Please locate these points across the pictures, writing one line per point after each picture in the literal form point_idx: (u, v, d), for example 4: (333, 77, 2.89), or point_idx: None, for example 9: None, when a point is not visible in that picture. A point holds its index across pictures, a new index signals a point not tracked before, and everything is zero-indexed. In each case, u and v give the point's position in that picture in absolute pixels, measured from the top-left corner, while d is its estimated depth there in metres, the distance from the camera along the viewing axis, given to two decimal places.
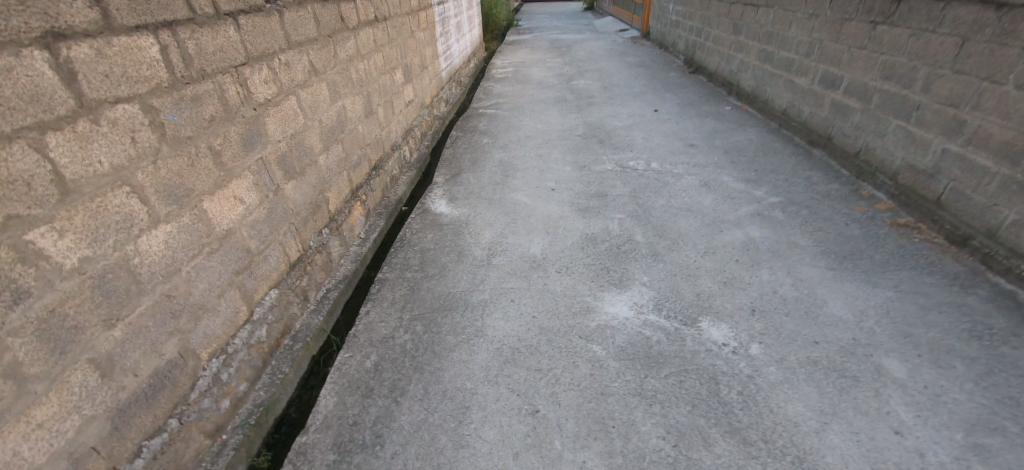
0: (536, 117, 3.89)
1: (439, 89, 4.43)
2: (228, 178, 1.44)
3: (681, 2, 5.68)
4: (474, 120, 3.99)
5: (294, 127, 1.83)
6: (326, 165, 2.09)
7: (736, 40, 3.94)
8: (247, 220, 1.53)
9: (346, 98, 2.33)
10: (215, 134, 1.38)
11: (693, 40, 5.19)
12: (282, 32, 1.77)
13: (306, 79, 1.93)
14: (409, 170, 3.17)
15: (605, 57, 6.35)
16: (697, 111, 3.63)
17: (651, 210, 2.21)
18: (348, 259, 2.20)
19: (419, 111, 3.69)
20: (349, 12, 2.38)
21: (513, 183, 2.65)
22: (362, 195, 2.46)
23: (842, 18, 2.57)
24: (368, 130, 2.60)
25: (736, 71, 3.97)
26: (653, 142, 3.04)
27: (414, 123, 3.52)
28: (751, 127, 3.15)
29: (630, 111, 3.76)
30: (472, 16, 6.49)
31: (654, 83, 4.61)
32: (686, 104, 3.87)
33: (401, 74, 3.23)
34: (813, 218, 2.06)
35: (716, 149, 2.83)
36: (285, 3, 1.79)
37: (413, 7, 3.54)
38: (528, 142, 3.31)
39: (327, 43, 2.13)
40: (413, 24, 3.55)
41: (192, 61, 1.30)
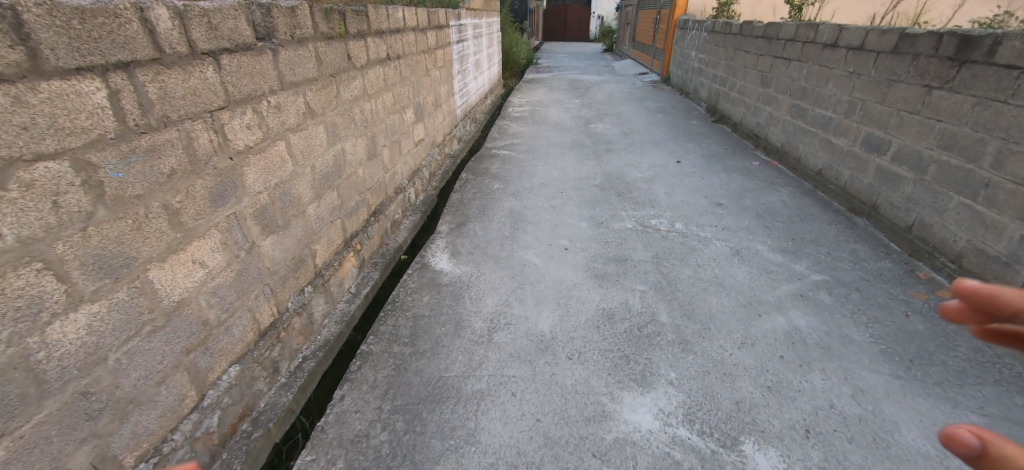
0: (551, 162, 3.70)
1: (453, 126, 4.28)
2: (187, 240, 1.23)
3: (704, 50, 5.58)
4: (487, 161, 3.81)
5: (280, 175, 1.64)
6: (315, 214, 1.88)
7: (765, 92, 3.76)
8: (208, 287, 1.31)
9: (347, 140, 2.14)
10: (174, 190, 1.19)
11: (717, 89, 5.03)
12: (275, 73, 1.60)
13: (299, 122, 1.75)
14: (413, 214, 2.96)
15: (624, 100, 6.24)
16: (723, 166, 3.41)
17: (677, 281, 1.95)
18: (333, 319, 1.96)
19: (429, 150, 3.52)
20: (358, 50, 2.23)
21: (523, 238, 2.41)
22: (357, 244, 2.24)
23: (889, 79, 2.36)
24: (369, 173, 2.41)
25: (764, 124, 3.76)
26: (677, 199, 2.81)
27: (423, 163, 3.35)
28: (784, 187, 2.91)
29: (651, 162, 3.55)
30: (492, 54, 6.46)
31: (675, 131, 4.43)
32: (710, 156, 3.65)
33: (412, 114, 3.07)
34: (865, 304, 1.78)
35: (747, 211, 2.58)
36: (280, 41, 1.63)
37: (429, 45, 3.42)
38: (541, 190, 3.09)
39: (330, 83, 1.97)
40: (429, 62, 3.44)
41: (152, 108, 1.12)
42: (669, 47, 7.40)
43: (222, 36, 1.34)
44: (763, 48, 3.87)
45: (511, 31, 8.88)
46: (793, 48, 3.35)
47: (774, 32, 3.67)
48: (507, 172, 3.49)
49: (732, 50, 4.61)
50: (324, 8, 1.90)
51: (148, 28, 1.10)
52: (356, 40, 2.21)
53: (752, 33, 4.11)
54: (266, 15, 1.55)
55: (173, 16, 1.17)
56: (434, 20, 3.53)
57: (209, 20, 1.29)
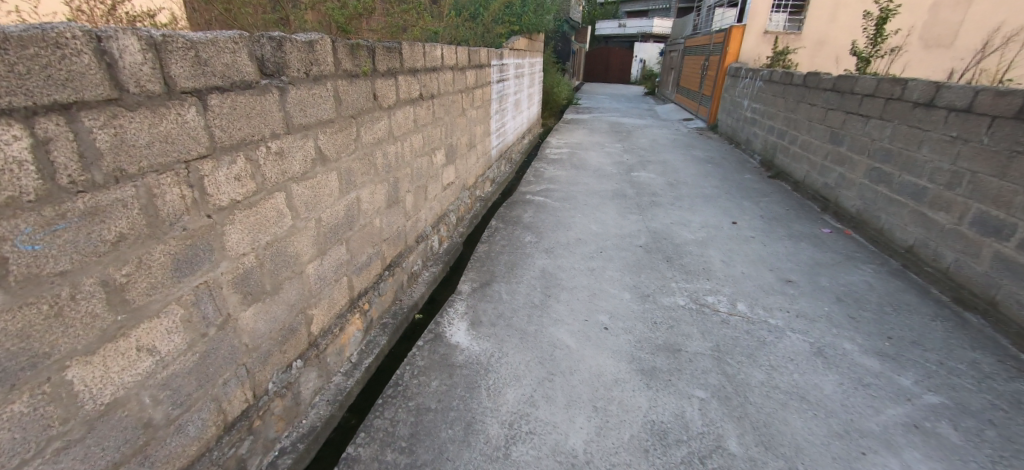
0: (590, 214, 3.39)
1: (487, 168, 4.06)
2: (131, 323, 0.98)
3: (761, 100, 5.23)
4: (519, 208, 3.53)
5: (274, 231, 1.38)
6: (316, 274, 1.62)
7: (837, 151, 3.39)
8: (158, 378, 1.05)
9: (365, 188, 1.90)
10: (120, 260, 0.94)
11: (776, 142, 4.65)
12: (281, 114, 1.37)
13: (306, 171, 1.51)
14: (434, 264, 2.68)
15: (669, 147, 5.92)
16: (786, 232, 3.01)
17: (746, 387, 1.56)
18: (324, 397, 1.65)
19: (458, 193, 3.27)
20: (386, 89, 2.01)
21: (556, 308, 2.07)
22: (364, 304, 1.95)
23: (1011, 149, 1.96)
24: (389, 223, 2.16)
25: (834, 186, 3.38)
26: (738, 271, 2.42)
27: (450, 208, 3.10)
28: (865, 263, 2.48)
29: (703, 222, 3.19)
30: (532, 93, 6.31)
31: (728, 187, 4.07)
32: (770, 220, 3.26)
33: (443, 156, 2.84)
34: (1008, 449, 1.33)
35: (825, 292, 2.17)
36: (291, 79, 1.41)
37: (467, 84, 3.23)
38: (578, 247, 2.76)
39: (350, 125, 1.74)
40: (466, 102, 3.24)
41: (99, 160, 0.89)
42: (718, 94, 7.09)
43: (212, 72, 1.12)
44: (834, 102, 3.54)
45: (553, 71, 8.82)
46: (873, 104, 3.01)
47: (849, 85, 3.35)
48: (542, 222, 3.19)
49: (795, 102, 4.27)
50: (350, 43, 1.70)
51: (107, 62, 0.89)
52: (386, 79, 2.00)
53: (821, 85, 3.79)
54: (276, 49, 1.34)
55: (146, 48, 0.96)
56: (474, 59, 3.36)
57: (197, 54, 1.08)
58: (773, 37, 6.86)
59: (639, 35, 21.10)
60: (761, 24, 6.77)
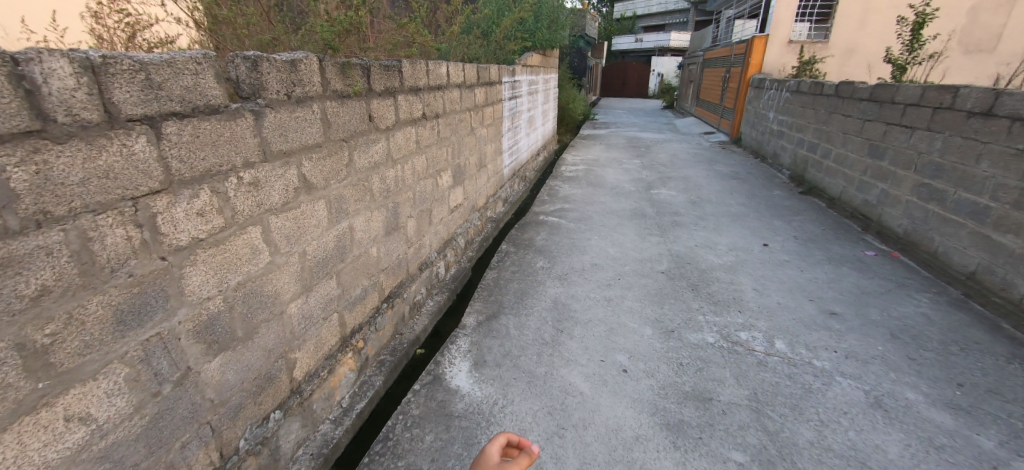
0: (607, 236, 3.19)
1: (499, 187, 3.92)
2: (55, 391, 0.85)
3: (789, 112, 4.99)
4: (532, 230, 3.36)
5: (247, 270, 1.24)
6: (300, 314, 1.47)
7: (879, 167, 3.23)
8: (95, 451, 0.91)
9: (358, 216, 1.76)
10: (42, 318, 0.82)
11: (809, 158, 4.42)
12: (257, 140, 1.23)
13: (288, 201, 1.36)
14: (439, 293, 2.51)
15: (691, 163, 5.69)
16: (824, 256, 2.80)
17: (790, 450, 1.34)
18: (308, 450, 1.49)
19: (467, 215, 3.13)
20: (384, 109, 1.87)
21: (569, 345, 1.87)
22: (358, 342, 1.79)
23: None
24: (388, 252, 2.01)
25: (875, 203, 3.25)
26: (773, 303, 2.22)
27: (459, 231, 2.95)
28: (920, 292, 2.36)
29: (731, 244, 2.99)
30: (547, 109, 6.17)
31: (757, 207, 3.85)
32: (805, 242, 3.03)
33: (449, 177, 2.70)
34: None
35: (878, 327, 1.96)
36: (269, 101, 1.26)
37: (476, 102, 3.09)
38: (595, 273, 2.57)
39: (341, 149, 1.60)
40: (475, 121, 3.10)
41: (15, 203, 0.76)
42: (741, 106, 6.85)
43: (168, 97, 0.99)
44: (872, 112, 3.38)
45: (569, 87, 8.72)
46: (919, 115, 2.86)
47: (886, 95, 3.24)
48: (555, 246, 3.01)
49: (827, 114, 4.10)
50: (340, 62, 1.55)
51: (26, 89, 0.77)
52: (384, 98, 1.86)
53: (857, 95, 3.63)
54: (252, 69, 1.21)
55: (80, 71, 0.83)
56: (484, 76, 3.23)
57: (148, 77, 0.95)
58: (798, 47, 6.60)
59: (657, 49, 20.95)
60: (784, 33, 6.53)
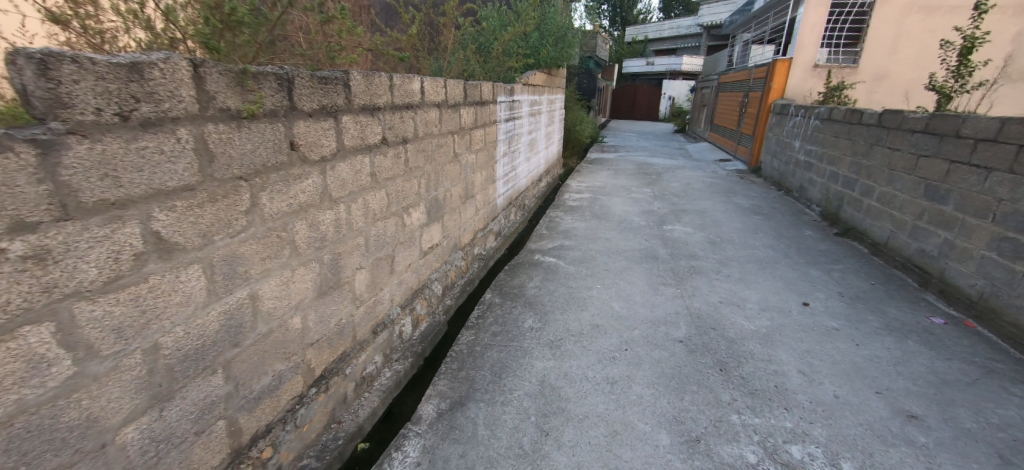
0: (612, 286, 2.72)
1: (490, 219, 3.45)
2: None
3: (821, 144, 4.60)
4: (524, 274, 2.88)
5: (18, 398, 0.77)
6: (148, 437, 0.98)
7: (940, 212, 2.86)
8: None
9: (270, 277, 1.26)
10: None
11: (847, 195, 4.00)
12: (49, 189, 0.77)
13: (121, 275, 0.89)
14: (400, 360, 2.01)
15: (707, 193, 5.22)
16: (879, 323, 2.39)
17: None
18: None
19: (448, 256, 2.66)
20: (321, 135, 1.40)
21: (556, 459, 1.41)
22: (263, 450, 1.29)
23: None
24: (325, 319, 1.53)
25: (936, 257, 2.87)
26: (829, 395, 1.78)
27: (435, 276, 2.47)
28: (1017, 383, 1.95)
29: (761, 304, 2.52)
30: (551, 131, 5.73)
31: (789, 253, 3.39)
32: (852, 303, 2.60)
33: (421, 213, 2.23)
34: None
35: (979, 445, 1.58)
36: (73, 125, 0.79)
37: (461, 123, 2.62)
38: (596, 340, 2.09)
39: (235, 191, 1.11)
40: (459, 147, 2.64)
41: None
42: (760, 134, 6.42)
43: None
44: (929, 147, 3.03)
45: (575, 107, 8.30)
46: (996, 153, 2.52)
47: (947, 126, 2.91)
48: (549, 297, 2.53)
49: (868, 145, 3.76)
50: (236, 67, 1.07)
51: None
52: (317, 119, 1.37)
53: (906, 125, 3.31)
54: (41, 74, 0.76)
55: None
56: (473, 96, 2.79)
57: None
58: (825, 71, 6.16)
59: (668, 72, 20.59)
60: (809, 57, 6.12)
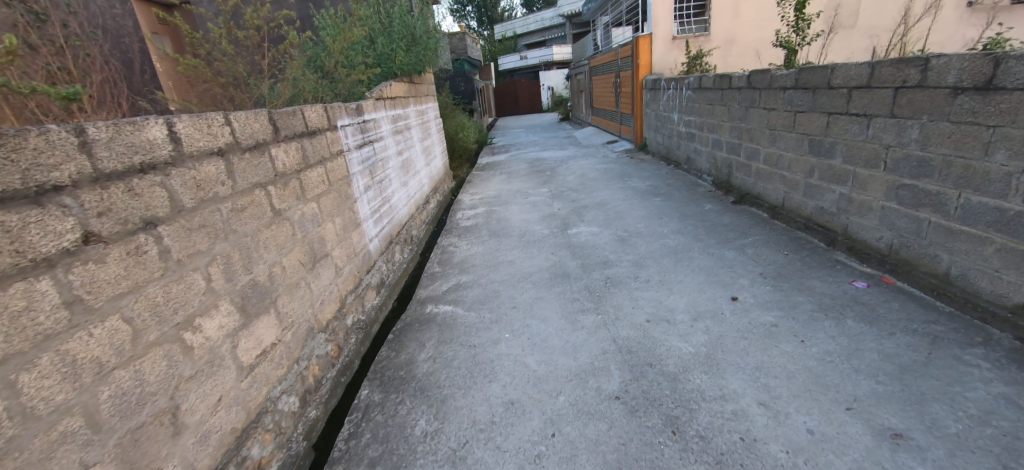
0: (522, 330, 2.20)
1: (362, 274, 2.75)
2: None
3: (699, 113, 4.53)
4: (411, 341, 2.24)
5: None
6: None
7: (829, 166, 2.73)
8: None
9: None
10: None
11: (735, 161, 3.89)
12: None
13: None
14: None
15: (604, 182, 4.96)
16: (812, 305, 2.13)
17: None
18: None
19: (301, 348, 1.95)
20: None
21: None
22: None
23: None
24: None
25: (834, 213, 2.74)
26: (802, 433, 1.42)
27: (280, 389, 1.76)
28: (966, 348, 1.75)
29: (692, 312, 2.17)
30: (428, 146, 5.10)
31: (700, 235, 3.13)
32: (777, 284, 2.35)
33: (225, 316, 1.50)
34: None
35: (976, 457, 1.30)
36: None
37: (277, 166, 1.89)
38: (513, 431, 1.56)
39: None
40: (283, 201, 1.91)
41: None
42: (641, 112, 6.37)
43: None
44: (804, 102, 2.92)
45: (456, 114, 7.77)
46: (873, 99, 2.37)
47: (817, 79, 2.78)
48: (445, 373, 1.93)
49: (744, 109, 3.68)
50: None
51: None
52: None
53: (777, 84, 3.20)
54: None
55: None
56: (294, 126, 2.08)
57: None
58: (684, 42, 6.29)
59: (543, 65, 20.81)
60: (666, 31, 6.23)
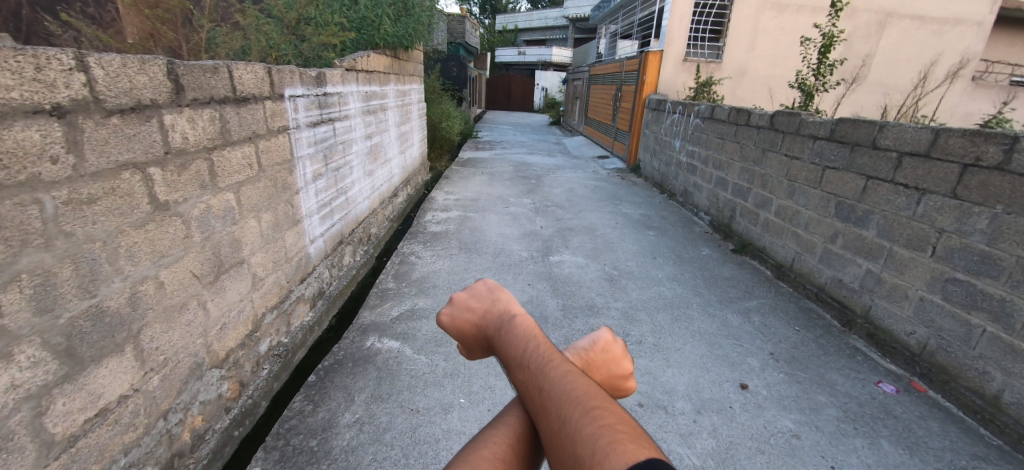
0: (482, 397, 1.71)
1: (294, 284, 2.21)
2: None
3: (706, 145, 4.16)
4: (337, 391, 1.72)
5: None
6: None
7: (858, 236, 2.36)
8: None
9: None
10: None
11: (740, 206, 3.53)
12: None
13: None
14: None
15: (593, 202, 4.54)
16: (837, 411, 1.73)
17: None
18: None
19: (173, 396, 1.42)
20: None
21: None
22: None
23: None
24: None
25: (853, 289, 2.38)
26: None
27: (118, 462, 1.22)
28: None
29: (692, 400, 1.75)
30: (406, 131, 4.53)
31: (697, 288, 2.73)
32: (790, 372, 1.95)
33: (14, 375, 0.97)
34: None
35: None
36: None
37: (160, 139, 1.33)
38: None
39: None
40: (164, 187, 1.35)
41: None
42: (639, 131, 6.01)
43: None
44: (837, 156, 2.56)
45: (443, 100, 7.21)
46: (929, 170, 2.01)
47: (858, 133, 2.42)
48: (371, 455, 1.44)
49: (760, 150, 3.32)
50: None
51: None
52: None
53: (805, 130, 2.84)
54: None
55: None
56: (210, 86, 1.54)
57: None
58: (694, 66, 5.96)
59: (541, 64, 20.28)
60: (677, 51, 5.89)
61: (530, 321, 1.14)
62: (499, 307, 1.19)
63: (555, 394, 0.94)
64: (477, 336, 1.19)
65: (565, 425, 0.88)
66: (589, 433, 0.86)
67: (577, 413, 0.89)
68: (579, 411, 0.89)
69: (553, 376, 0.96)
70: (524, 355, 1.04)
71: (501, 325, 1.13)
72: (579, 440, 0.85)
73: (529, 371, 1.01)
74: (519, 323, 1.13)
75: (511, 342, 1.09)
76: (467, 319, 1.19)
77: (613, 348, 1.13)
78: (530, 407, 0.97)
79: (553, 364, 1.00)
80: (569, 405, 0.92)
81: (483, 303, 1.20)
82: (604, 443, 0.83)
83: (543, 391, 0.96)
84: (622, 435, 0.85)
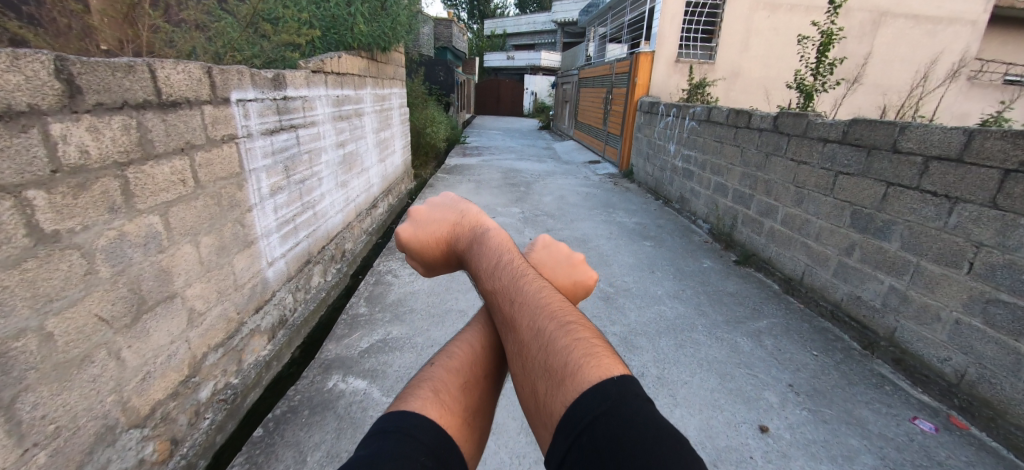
0: None
1: (246, 315, 1.93)
2: None
3: (703, 149, 3.94)
4: (287, 449, 1.45)
5: None
6: None
7: (877, 249, 2.15)
8: None
9: None
10: None
11: (742, 214, 3.31)
12: None
13: None
14: None
15: (585, 211, 4.30)
16: (873, 458, 1.49)
17: None
18: None
19: None
20: None
21: None
22: None
23: None
24: None
25: (874, 309, 2.15)
26: None
27: None
28: None
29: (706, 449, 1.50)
30: (386, 138, 4.26)
31: (701, 307, 2.49)
32: (814, 409, 1.71)
33: None
34: None
35: None
36: None
37: (46, 155, 1.07)
38: None
39: None
40: (50, 214, 1.08)
41: None
42: (632, 135, 5.80)
43: None
44: (851, 161, 2.34)
45: (428, 105, 6.94)
46: (961, 175, 1.80)
47: (875, 135, 2.20)
48: None
49: (763, 154, 3.10)
50: None
51: None
52: None
53: (814, 133, 2.63)
54: None
55: None
56: (122, 87, 1.27)
57: None
58: (687, 67, 5.77)
59: (530, 68, 20.08)
60: (670, 51, 5.70)
61: (501, 235, 1.16)
62: (469, 220, 1.21)
63: (526, 304, 0.95)
64: (443, 246, 1.21)
65: (538, 331, 0.89)
66: (564, 345, 0.85)
67: (551, 324, 0.89)
68: (547, 325, 0.89)
69: (526, 287, 0.97)
70: (496, 266, 1.05)
71: (471, 238, 1.15)
72: (553, 348, 0.85)
73: (496, 280, 1.02)
74: (489, 237, 1.15)
75: (478, 257, 1.10)
76: (436, 231, 1.21)
77: (555, 246, 1.25)
78: (500, 313, 0.98)
79: (526, 278, 1.01)
80: (536, 314, 0.92)
81: (452, 214, 1.24)
82: (578, 353, 0.83)
83: (511, 302, 0.97)
84: (593, 347, 0.86)
